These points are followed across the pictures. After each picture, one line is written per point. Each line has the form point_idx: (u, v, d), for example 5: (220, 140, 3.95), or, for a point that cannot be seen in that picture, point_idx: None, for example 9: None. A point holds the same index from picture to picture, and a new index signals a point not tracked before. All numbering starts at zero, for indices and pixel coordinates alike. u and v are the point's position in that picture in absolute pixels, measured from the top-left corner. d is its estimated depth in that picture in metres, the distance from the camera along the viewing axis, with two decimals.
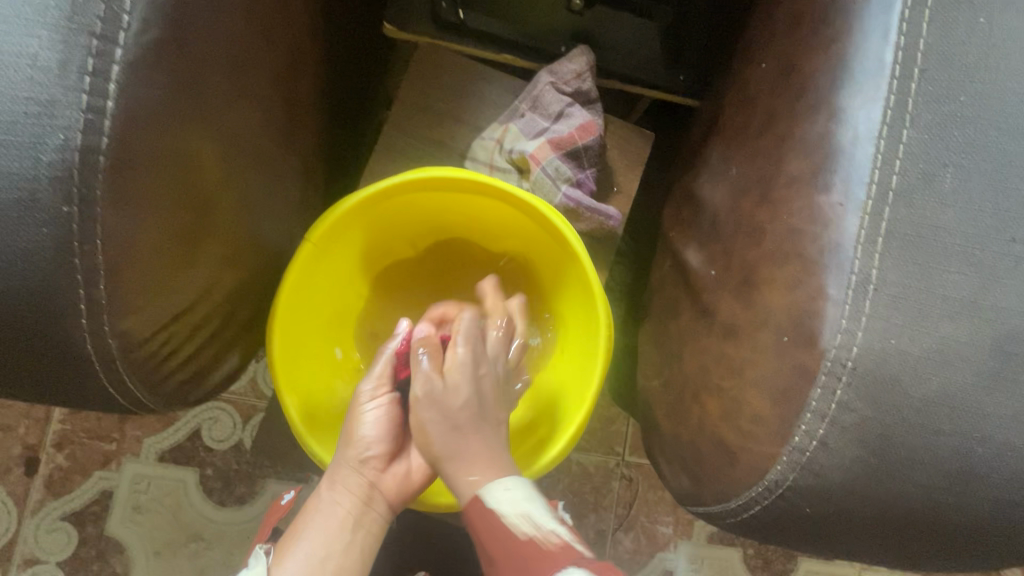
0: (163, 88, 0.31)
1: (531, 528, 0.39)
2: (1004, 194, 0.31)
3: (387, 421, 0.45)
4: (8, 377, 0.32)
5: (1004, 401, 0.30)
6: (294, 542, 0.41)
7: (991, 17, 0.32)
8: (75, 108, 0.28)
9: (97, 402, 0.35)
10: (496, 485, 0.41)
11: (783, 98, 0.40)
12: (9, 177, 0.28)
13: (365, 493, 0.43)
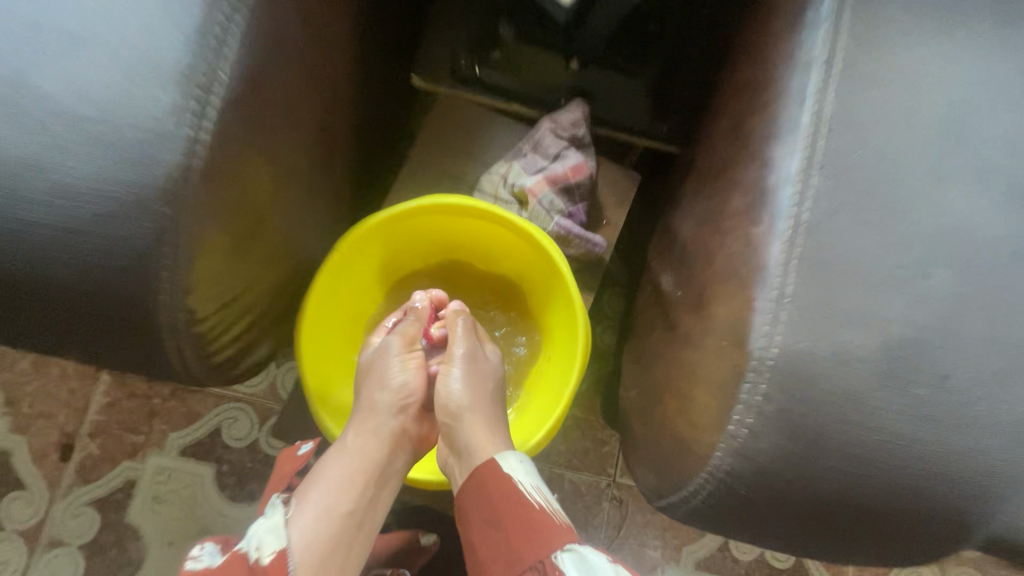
0: (237, 123, 0.40)
1: (543, 501, 0.47)
2: (891, 227, 0.38)
3: (419, 373, 0.55)
4: (101, 337, 0.41)
5: (895, 396, 0.37)
6: (319, 487, 0.48)
7: (886, 88, 0.40)
8: (181, 138, 0.37)
9: (163, 364, 0.43)
10: (514, 457, 0.49)
11: (736, 149, 0.48)
12: (129, 186, 0.37)
13: (391, 442, 0.52)
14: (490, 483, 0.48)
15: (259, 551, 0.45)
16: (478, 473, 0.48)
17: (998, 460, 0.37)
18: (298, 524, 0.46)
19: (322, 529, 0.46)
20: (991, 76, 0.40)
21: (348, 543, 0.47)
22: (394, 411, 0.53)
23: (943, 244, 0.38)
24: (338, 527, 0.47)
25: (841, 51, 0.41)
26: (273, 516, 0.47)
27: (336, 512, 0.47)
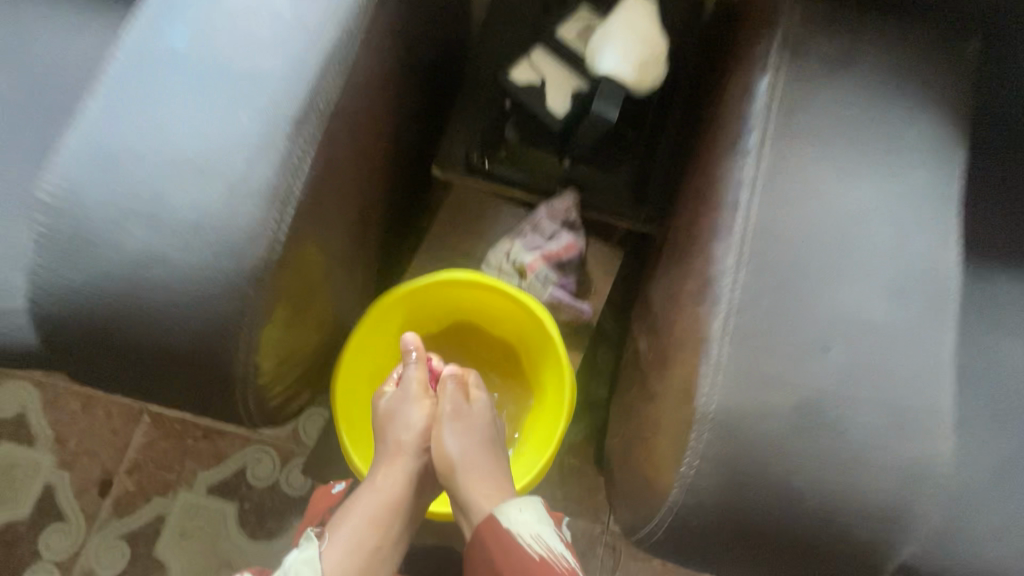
0: (301, 225, 0.52)
1: (545, 551, 0.56)
2: (803, 309, 0.48)
3: (426, 422, 0.63)
4: (186, 382, 0.53)
5: (809, 446, 0.47)
6: (347, 528, 0.59)
7: (799, 201, 0.51)
8: (269, 242, 0.49)
9: (229, 404, 0.55)
10: (512, 509, 0.57)
11: (693, 242, 0.60)
12: (226, 277, 0.48)
13: (407, 487, 0.61)
14: (493, 541, 0.56)
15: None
16: (481, 530, 0.57)
17: (892, 499, 0.47)
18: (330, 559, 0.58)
19: (350, 563, 0.58)
20: (881, 195, 0.52)
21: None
22: (406, 459, 0.62)
23: (842, 326, 0.47)
24: (362, 563, 0.58)
25: (762, 169, 0.53)
26: (306, 549, 0.59)
27: (361, 550, 0.58)
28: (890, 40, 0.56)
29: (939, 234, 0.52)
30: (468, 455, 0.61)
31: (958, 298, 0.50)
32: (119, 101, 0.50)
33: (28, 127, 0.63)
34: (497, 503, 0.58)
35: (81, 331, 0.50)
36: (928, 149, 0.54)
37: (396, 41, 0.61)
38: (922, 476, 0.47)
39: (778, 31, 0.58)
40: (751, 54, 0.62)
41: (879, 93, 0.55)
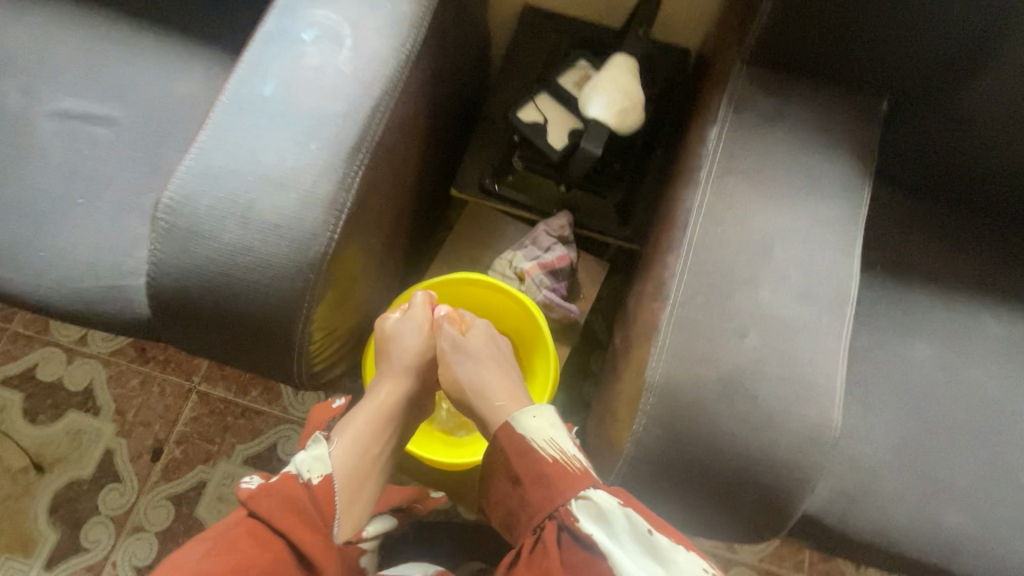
0: (349, 228, 0.68)
1: (558, 454, 0.66)
2: (732, 305, 0.62)
3: (422, 349, 0.80)
4: (257, 344, 0.69)
5: (732, 411, 0.60)
6: (349, 430, 0.74)
7: (734, 221, 0.66)
8: (327, 240, 0.65)
9: (287, 364, 0.71)
10: (522, 418, 0.70)
11: (658, 255, 0.75)
12: (294, 264, 0.65)
13: (400, 400, 0.80)
14: (510, 443, 0.69)
15: (307, 473, 0.68)
16: (499, 434, 0.70)
17: (795, 453, 0.60)
18: (338, 455, 0.72)
19: (354, 458, 0.73)
20: (801, 217, 0.66)
21: (369, 470, 0.74)
22: (402, 377, 0.80)
23: (756, 319, 0.62)
24: (364, 463, 0.74)
25: (708, 197, 0.67)
26: (315, 449, 0.71)
27: (362, 448, 0.74)
28: (815, 100, 0.71)
29: (846, 250, 0.65)
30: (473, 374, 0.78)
31: (854, 301, 0.64)
32: (224, 135, 0.67)
33: (140, 149, 0.81)
34: (512, 415, 0.72)
35: (184, 304, 0.67)
36: (844, 183, 0.68)
37: (423, 94, 0.80)
38: (821, 437, 0.60)
39: (728, 90, 0.73)
40: (710, 106, 0.77)
41: (804, 140, 0.69)
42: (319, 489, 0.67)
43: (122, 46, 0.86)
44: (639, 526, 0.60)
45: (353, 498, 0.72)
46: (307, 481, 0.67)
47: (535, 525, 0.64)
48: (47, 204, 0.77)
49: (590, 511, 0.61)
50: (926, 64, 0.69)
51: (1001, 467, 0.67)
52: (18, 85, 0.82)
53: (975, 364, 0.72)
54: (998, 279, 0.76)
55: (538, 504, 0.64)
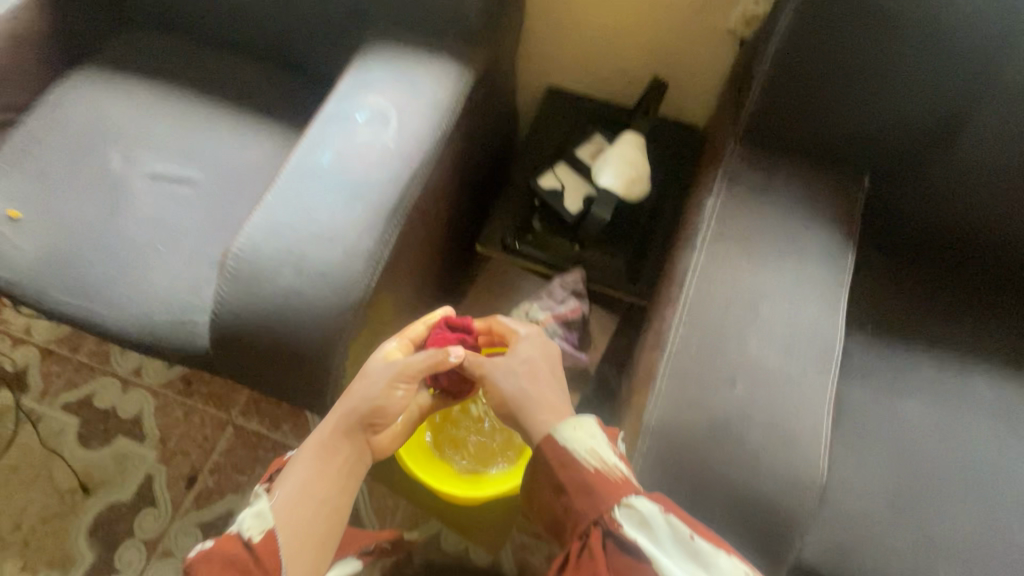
0: (384, 277, 0.79)
1: (599, 464, 0.61)
2: (722, 356, 0.69)
3: (378, 382, 0.71)
4: (297, 375, 0.79)
5: (722, 453, 0.65)
6: (292, 481, 0.67)
7: (725, 280, 0.73)
8: (364, 287, 0.76)
9: (321, 395, 0.80)
10: (563, 429, 0.63)
11: (658, 310, 0.83)
12: (335, 306, 0.75)
13: (346, 434, 0.70)
14: (551, 455, 0.62)
15: (247, 530, 0.63)
16: (541, 446, 0.63)
17: (784, 497, 0.64)
18: (280, 509, 0.64)
19: (299, 511, 0.64)
20: (786, 279, 0.73)
21: (319, 522, 0.65)
22: (357, 421, 0.70)
23: (744, 369, 0.68)
24: (308, 511, 0.65)
25: (701, 257, 0.75)
26: (256, 505, 0.65)
27: (311, 500, 0.66)
28: (800, 175, 0.80)
29: (828, 309, 0.72)
30: (521, 385, 0.69)
31: (837, 357, 0.69)
32: (287, 196, 0.80)
33: (213, 206, 0.95)
34: (554, 425, 0.64)
35: (240, 337, 0.78)
36: (826, 249, 0.75)
37: (454, 163, 0.93)
38: (804, 483, 0.64)
39: (722, 166, 0.82)
40: (707, 178, 0.86)
41: (789, 210, 0.78)
42: (260, 547, 0.62)
43: (206, 120, 1.02)
44: (680, 531, 0.57)
45: (301, 556, 0.63)
46: (247, 540, 0.62)
47: (580, 533, 0.59)
48: (133, 250, 0.91)
49: (634, 518, 0.57)
50: (898, 146, 0.77)
51: (994, 525, 0.69)
52: (121, 151, 0.99)
53: (963, 423, 0.75)
54: (980, 342, 0.81)
55: (582, 511, 0.59)
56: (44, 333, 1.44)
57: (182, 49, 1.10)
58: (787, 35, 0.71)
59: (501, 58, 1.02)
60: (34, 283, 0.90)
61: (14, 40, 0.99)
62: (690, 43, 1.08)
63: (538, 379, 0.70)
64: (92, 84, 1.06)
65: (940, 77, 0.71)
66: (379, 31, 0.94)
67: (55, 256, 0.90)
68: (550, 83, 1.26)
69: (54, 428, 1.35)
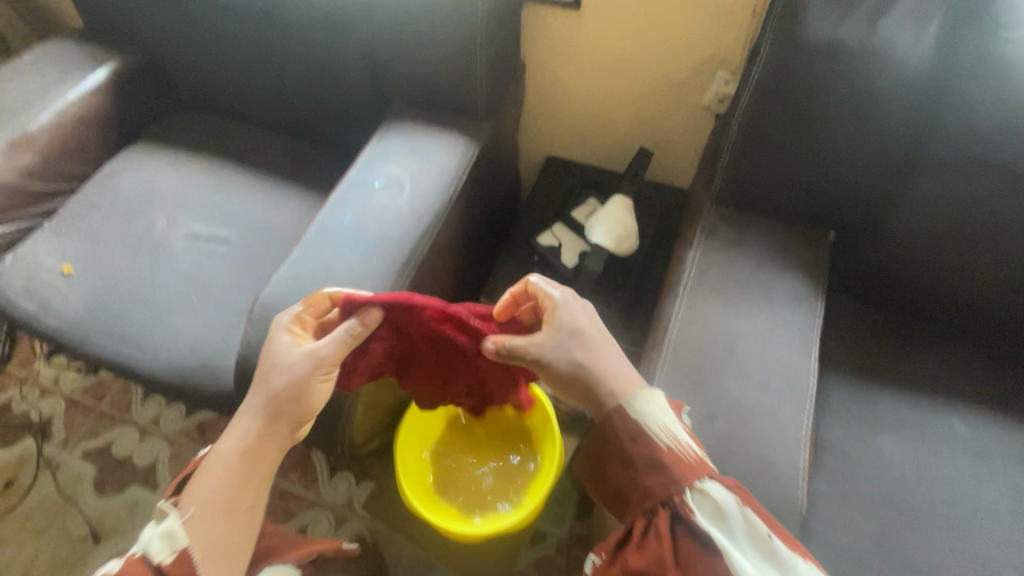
0: None
1: (672, 442, 0.63)
2: (704, 394, 0.74)
3: (282, 374, 0.72)
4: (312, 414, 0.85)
5: None
6: (203, 492, 0.66)
7: (706, 325, 0.80)
8: None
9: (333, 433, 0.86)
10: (636, 401, 0.65)
11: (647, 352, 0.89)
12: None
13: (252, 431, 0.70)
14: (622, 427, 0.65)
15: (157, 551, 0.61)
16: (612, 418, 0.66)
17: None
18: (194, 523, 0.63)
19: (216, 520, 0.64)
20: (761, 322, 0.80)
21: (238, 531, 0.66)
22: (283, 422, 0.72)
23: (724, 405, 0.73)
24: (223, 516, 0.65)
25: (683, 303, 0.83)
26: (164, 525, 0.63)
27: (224, 507, 0.66)
28: (769, 231, 0.89)
29: (801, 350, 0.78)
30: (584, 356, 0.70)
31: (812, 393, 0.75)
32: (311, 251, 0.90)
33: (243, 261, 1.06)
34: (624, 397, 0.67)
35: None
36: (797, 295, 0.82)
37: (461, 221, 1.04)
38: (789, 514, 0.68)
39: (700, 223, 0.91)
40: (689, 233, 0.95)
41: (761, 261, 0.86)
42: (170, 567, 0.60)
43: (240, 187, 1.15)
44: (757, 529, 0.59)
45: (225, 561, 0.64)
46: (156, 564, 0.60)
47: (646, 509, 0.62)
48: (170, 300, 1.01)
49: (706, 506, 0.59)
50: (853, 204, 0.86)
51: (974, 557, 0.73)
52: (164, 214, 1.12)
53: (937, 458, 0.80)
54: (951, 384, 0.87)
55: (649, 489, 0.62)
56: (71, 384, 1.52)
57: (223, 128, 1.26)
58: (744, 118, 0.82)
59: (503, 131, 1.15)
60: (79, 330, 0.99)
61: (82, 120, 1.15)
62: (672, 117, 1.21)
63: (591, 351, 0.70)
64: (143, 157, 1.20)
65: (885, 146, 0.79)
66: (396, 109, 1.08)
67: (99, 307, 1.00)
68: (548, 152, 1.40)
69: (71, 476, 1.40)
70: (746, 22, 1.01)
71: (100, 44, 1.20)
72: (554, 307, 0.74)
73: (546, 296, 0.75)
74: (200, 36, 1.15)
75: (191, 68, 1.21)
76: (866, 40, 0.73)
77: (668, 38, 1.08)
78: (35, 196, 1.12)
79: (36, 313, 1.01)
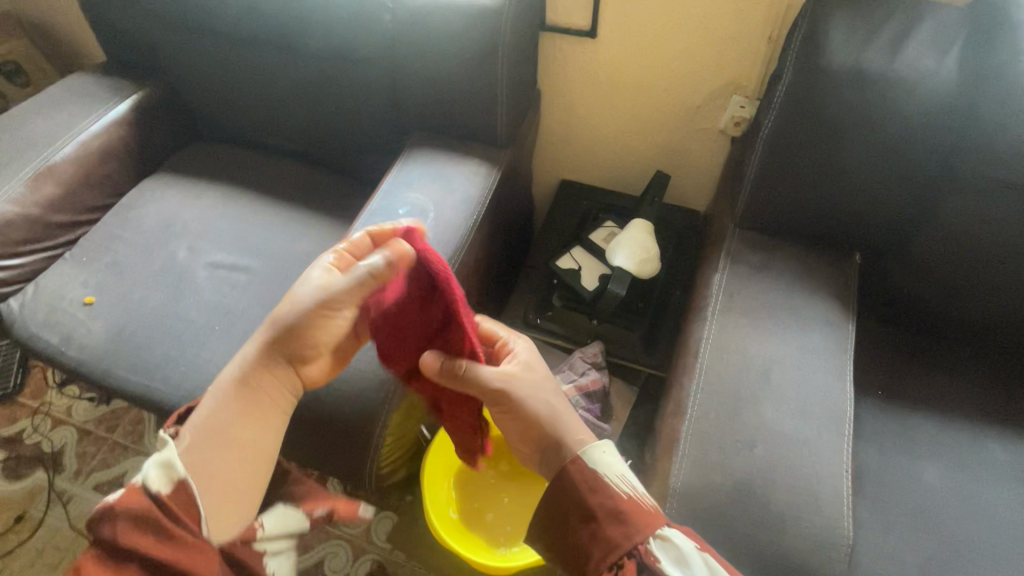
0: None
1: (630, 491, 0.63)
2: (740, 422, 0.73)
3: (292, 307, 0.69)
4: (339, 447, 0.84)
5: (749, 517, 0.68)
6: (202, 423, 0.64)
7: (737, 352, 0.79)
8: None
9: (360, 466, 0.85)
10: (593, 450, 0.67)
11: (674, 378, 0.89)
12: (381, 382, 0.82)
13: (257, 363, 0.68)
14: (580, 477, 0.65)
15: (152, 482, 0.55)
16: (570, 468, 0.66)
17: (814, 558, 0.66)
18: (192, 458, 0.60)
19: (217, 455, 0.62)
20: (792, 347, 0.79)
21: (242, 467, 0.63)
22: (287, 356, 0.70)
23: (760, 433, 0.72)
24: (226, 450, 0.63)
25: (712, 327, 0.83)
26: (162, 453, 0.57)
27: (225, 441, 0.63)
28: (795, 254, 0.89)
29: (835, 374, 0.77)
30: (552, 404, 0.73)
31: (849, 419, 0.74)
32: None
33: (266, 290, 1.06)
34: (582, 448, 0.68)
35: None
36: (826, 319, 0.82)
37: (482, 248, 1.04)
38: (831, 546, 0.66)
39: (725, 247, 0.92)
40: (712, 257, 0.95)
41: (789, 285, 0.86)
42: (169, 499, 0.55)
43: (259, 216, 1.16)
44: (719, 573, 0.58)
45: (227, 496, 0.61)
46: (155, 493, 0.54)
47: (612, 562, 0.59)
48: (191, 330, 1.00)
49: (669, 553, 0.58)
50: (878, 225, 0.86)
51: None
52: (185, 244, 1.12)
53: (976, 482, 0.79)
54: (981, 404, 0.86)
55: (612, 541, 0.60)
56: (84, 414, 1.51)
57: (243, 157, 1.28)
58: (768, 142, 0.83)
59: (521, 157, 1.17)
60: (100, 362, 0.98)
61: (105, 152, 1.16)
62: (688, 140, 1.22)
63: (559, 404, 0.74)
64: (164, 187, 1.22)
65: (912, 168, 0.80)
66: (418, 138, 1.10)
67: (119, 338, 1.00)
68: (563, 176, 1.41)
69: (83, 509, 1.37)
70: (762, 49, 1.03)
71: (124, 77, 1.23)
72: (516, 355, 0.78)
73: (511, 347, 0.79)
74: (221, 68, 1.17)
75: (214, 100, 1.23)
76: (886, 67, 0.74)
77: (684, 64, 1.09)
78: (58, 227, 1.12)
79: (58, 345, 1.00)
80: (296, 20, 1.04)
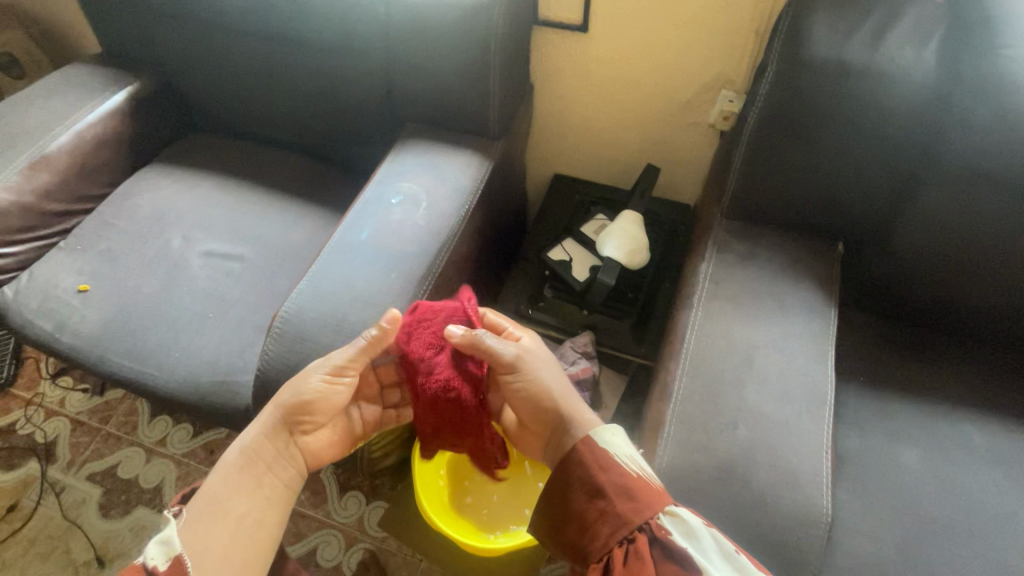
0: None
1: (639, 469, 0.66)
2: (726, 404, 0.75)
3: (303, 387, 0.77)
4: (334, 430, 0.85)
5: (735, 493, 0.69)
6: (201, 500, 0.72)
7: (723, 337, 0.81)
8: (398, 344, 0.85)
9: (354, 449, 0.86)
10: (605, 431, 0.70)
11: (661, 364, 0.90)
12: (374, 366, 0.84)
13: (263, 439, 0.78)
14: (591, 456, 0.68)
15: (152, 558, 0.63)
16: (581, 448, 0.69)
17: (795, 534, 0.68)
18: (190, 533, 0.68)
19: (208, 529, 0.69)
20: (776, 332, 0.81)
21: (231, 541, 0.70)
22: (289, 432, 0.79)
23: (744, 413, 0.74)
24: (218, 524, 0.70)
25: (698, 313, 0.84)
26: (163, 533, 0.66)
27: (221, 514, 0.71)
28: (779, 244, 0.91)
29: (817, 358, 0.79)
30: (559, 382, 0.78)
31: (831, 401, 0.76)
32: (329, 267, 0.91)
33: (259, 278, 1.07)
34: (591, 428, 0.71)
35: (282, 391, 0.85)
36: (809, 306, 0.84)
37: (473, 238, 1.06)
38: (812, 521, 0.68)
39: (712, 236, 0.93)
40: (700, 246, 0.97)
41: (773, 272, 0.87)
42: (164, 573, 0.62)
43: (252, 206, 1.17)
44: (725, 547, 0.60)
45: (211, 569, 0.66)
46: (151, 568, 0.62)
47: (623, 537, 0.62)
48: (185, 318, 1.01)
49: (679, 528, 0.60)
50: (860, 215, 0.88)
51: (996, 563, 0.73)
52: (179, 234, 1.13)
53: (954, 463, 0.81)
54: (960, 390, 0.88)
55: (624, 516, 0.62)
56: (77, 406, 1.51)
57: (237, 150, 1.29)
58: (753, 134, 0.85)
59: (514, 150, 1.18)
60: (95, 348, 0.99)
61: (100, 142, 1.17)
62: (678, 135, 1.24)
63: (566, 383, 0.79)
64: (158, 177, 1.22)
65: (892, 158, 0.82)
66: (410, 130, 1.11)
67: (114, 325, 1.01)
68: (555, 170, 1.43)
69: (76, 499, 1.37)
70: (748, 44, 1.05)
71: (117, 68, 1.23)
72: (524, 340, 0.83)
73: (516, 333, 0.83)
74: (215, 61, 1.18)
75: (208, 92, 1.25)
76: (868, 59, 0.76)
77: (673, 58, 1.11)
78: (53, 216, 1.13)
79: (52, 332, 1.01)
80: (290, 13, 1.05)
